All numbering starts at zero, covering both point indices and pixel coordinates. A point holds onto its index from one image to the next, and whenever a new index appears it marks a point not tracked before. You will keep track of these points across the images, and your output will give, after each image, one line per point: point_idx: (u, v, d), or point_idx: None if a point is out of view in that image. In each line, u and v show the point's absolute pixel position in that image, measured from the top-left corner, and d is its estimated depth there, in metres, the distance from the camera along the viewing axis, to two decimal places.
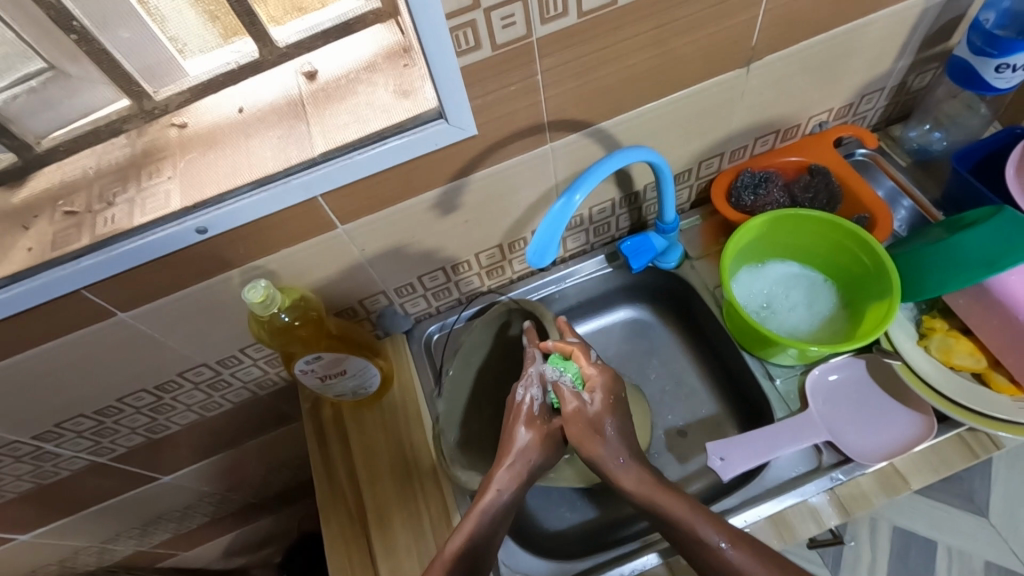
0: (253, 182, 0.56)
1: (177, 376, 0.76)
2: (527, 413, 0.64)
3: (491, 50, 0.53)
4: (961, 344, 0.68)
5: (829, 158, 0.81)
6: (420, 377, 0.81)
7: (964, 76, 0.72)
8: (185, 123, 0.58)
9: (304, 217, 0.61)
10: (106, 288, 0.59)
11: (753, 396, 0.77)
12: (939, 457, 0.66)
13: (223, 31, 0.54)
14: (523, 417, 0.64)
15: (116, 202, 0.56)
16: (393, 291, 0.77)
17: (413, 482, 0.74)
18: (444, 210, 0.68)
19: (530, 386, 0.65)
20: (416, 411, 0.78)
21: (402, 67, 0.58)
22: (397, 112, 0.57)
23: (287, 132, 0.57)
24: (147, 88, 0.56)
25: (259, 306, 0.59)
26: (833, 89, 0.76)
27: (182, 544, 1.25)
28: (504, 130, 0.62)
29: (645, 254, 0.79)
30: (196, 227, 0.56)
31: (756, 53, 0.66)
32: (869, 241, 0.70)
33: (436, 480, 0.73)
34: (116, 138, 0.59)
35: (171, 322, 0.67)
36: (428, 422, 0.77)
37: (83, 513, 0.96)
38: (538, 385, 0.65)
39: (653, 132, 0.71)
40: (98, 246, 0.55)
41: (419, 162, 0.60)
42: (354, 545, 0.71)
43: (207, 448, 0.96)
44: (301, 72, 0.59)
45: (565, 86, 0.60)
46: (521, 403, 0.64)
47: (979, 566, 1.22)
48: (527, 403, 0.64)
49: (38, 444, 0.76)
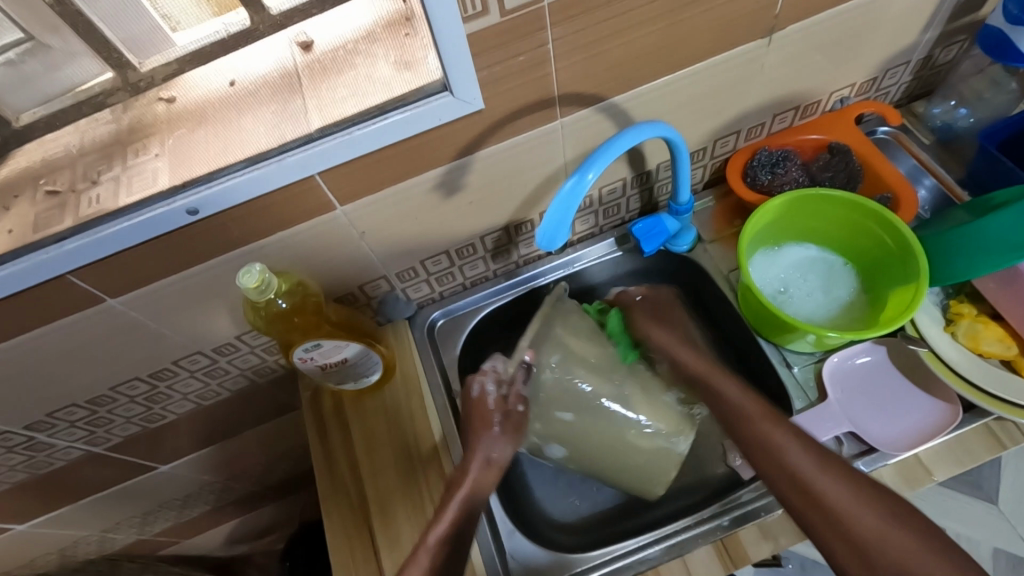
0: (245, 159, 0.53)
1: (172, 364, 0.73)
2: (480, 406, 0.69)
3: (498, 16, 0.49)
4: (990, 330, 0.65)
5: (850, 136, 0.77)
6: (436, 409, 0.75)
7: (996, 47, 0.68)
8: (173, 98, 0.55)
9: (300, 198, 0.57)
10: (94, 273, 0.56)
11: (767, 385, 0.74)
12: (964, 448, 0.63)
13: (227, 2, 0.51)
14: (484, 412, 0.69)
15: (101, 182, 0.53)
16: (394, 275, 0.74)
17: (425, 514, 0.69)
18: (448, 190, 0.65)
19: (488, 381, 0.69)
20: (431, 445, 0.73)
21: (403, 36, 0.54)
22: (397, 86, 0.54)
23: (282, 106, 0.54)
24: (130, 58, 0.52)
25: (254, 292, 0.56)
26: (857, 62, 0.72)
27: (184, 531, 1.24)
28: (511, 105, 0.58)
29: (658, 237, 0.75)
30: (187, 208, 0.52)
31: (778, 23, 0.62)
32: (896, 225, 0.67)
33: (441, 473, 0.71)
34: (99, 113, 0.55)
35: (164, 310, 0.64)
36: (444, 455, 0.72)
37: (80, 503, 0.94)
38: (490, 380, 0.69)
39: (667, 107, 0.67)
40: (82, 228, 0.52)
41: (422, 139, 0.57)
42: (357, 538, 0.69)
43: (206, 436, 0.93)
44: (296, 42, 0.55)
45: (576, 57, 0.56)
46: (476, 399, 0.69)
47: (987, 554, 1.21)
48: (482, 399, 0.69)
49: (30, 435, 0.74)
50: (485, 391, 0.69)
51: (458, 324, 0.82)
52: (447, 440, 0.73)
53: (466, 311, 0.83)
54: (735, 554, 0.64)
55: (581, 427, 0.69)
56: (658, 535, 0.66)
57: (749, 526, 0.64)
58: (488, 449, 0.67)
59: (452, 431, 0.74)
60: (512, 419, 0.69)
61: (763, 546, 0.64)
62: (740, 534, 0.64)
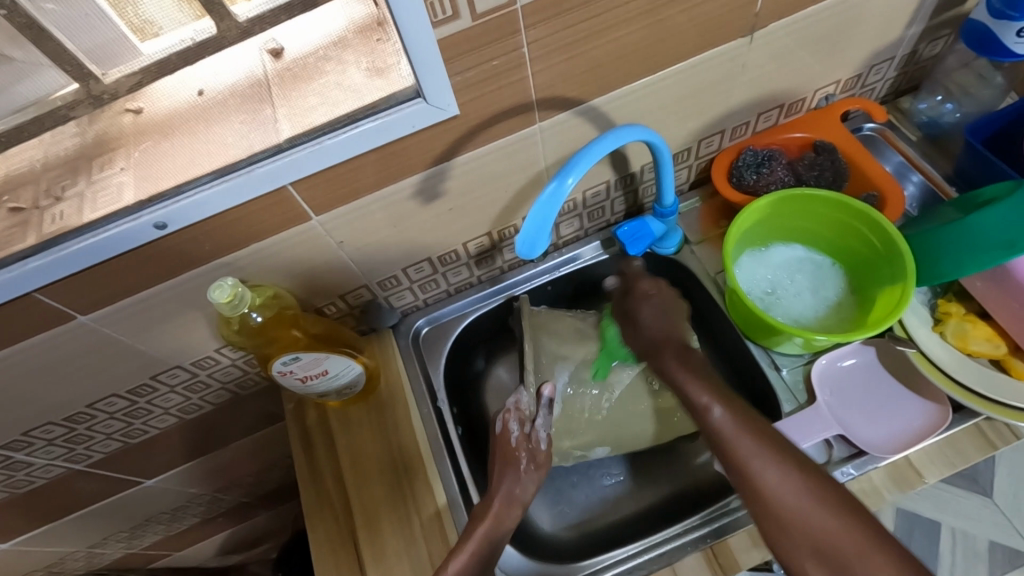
0: (213, 172, 0.52)
1: (151, 380, 0.71)
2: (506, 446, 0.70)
3: (469, 20, 0.48)
4: (978, 330, 0.64)
5: (836, 134, 0.76)
6: (439, 472, 0.71)
7: (980, 42, 0.67)
8: (140, 109, 0.53)
9: (274, 208, 0.56)
10: (61, 291, 0.54)
11: (756, 388, 0.74)
12: (955, 449, 0.62)
13: (199, 11, 0.48)
14: (507, 451, 0.69)
15: (65, 197, 0.51)
16: (377, 284, 0.73)
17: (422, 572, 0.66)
18: (427, 197, 0.63)
19: (511, 420, 0.70)
20: (433, 508, 0.68)
21: (376, 41, 0.53)
22: (368, 93, 0.52)
23: (251, 116, 0.53)
24: (93, 69, 0.49)
25: (227, 307, 0.55)
26: (841, 58, 0.71)
27: (174, 544, 1.22)
28: (488, 110, 0.57)
29: (643, 240, 0.74)
30: (154, 222, 0.51)
31: (759, 22, 0.61)
32: (881, 224, 0.66)
33: (431, 502, 0.69)
34: (64, 126, 0.52)
35: (138, 325, 0.63)
36: (449, 520, 0.68)
37: (64, 520, 0.93)
38: (514, 419, 0.70)
39: (649, 108, 0.66)
40: (46, 246, 0.51)
41: (397, 146, 0.56)
42: (341, 552, 0.68)
43: (191, 450, 0.92)
44: (266, 49, 0.54)
45: (553, 60, 0.55)
46: (500, 435, 0.70)
47: (983, 547, 1.21)
48: (508, 439, 0.70)
49: (7, 454, 0.72)
50: (508, 430, 0.70)
51: (444, 331, 0.81)
52: (434, 452, 0.72)
53: (452, 318, 0.82)
54: (725, 563, 0.62)
55: (620, 406, 0.75)
56: (647, 544, 0.65)
57: (737, 533, 0.63)
58: (510, 487, 0.67)
59: (457, 494, 0.70)
60: (536, 455, 0.70)
61: (754, 554, 0.62)
62: (729, 542, 0.63)
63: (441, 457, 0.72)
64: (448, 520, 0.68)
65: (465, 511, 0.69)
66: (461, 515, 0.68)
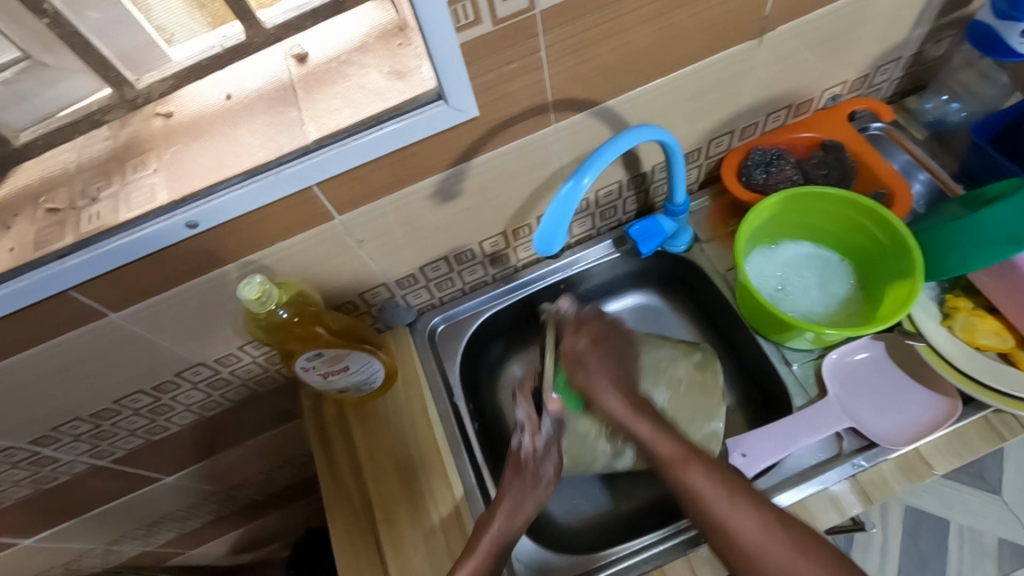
0: (244, 173, 0.53)
1: (175, 376, 0.73)
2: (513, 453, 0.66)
3: (491, 24, 0.50)
4: (986, 323, 0.65)
5: (844, 133, 0.77)
6: (458, 470, 0.72)
7: (985, 42, 0.68)
8: (170, 113, 0.55)
9: (299, 208, 0.58)
10: (95, 289, 0.56)
11: (766, 382, 0.75)
12: (962, 440, 0.64)
13: (216, 15, 0.52)
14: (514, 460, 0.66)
15: (100, 198, 0.53)
16: (394, 283, 0.75)
17: (439, 562, 0.67)
18: (444, 197, 0.65)
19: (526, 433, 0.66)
20: (452, 502, 0.70)
21: (397, 46, 0.55)
22: (391, 95, 0.54)
23: (278, 119, 0.54)
24: (126, 75, 0.52)
25: (255, 303, 0.57)
26: (848, 59, 0.73)
27: (188, 542, 1.24)
28: (506, 111, 0.59)
29: (655, 238, 0.76)
30: (186, 222, 0.53)
31: (768, 24, 0.63)
32: (889, 220, 0.68)
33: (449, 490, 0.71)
34: (97, 129, 0.55)
35: (167, 323, 0.64)
36: (466, 514, 0.69)
37: (85, 517, 0.94)
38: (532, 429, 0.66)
39: (662, 109, 0.68)
40: (82, 245, 0.52)
41: (417, 146, 0.57)
42: (362, 544, 0.69)
43: (209, 447, 0.94)
44: (291, 54, 0.56)
45: (568, 63, 0.57)
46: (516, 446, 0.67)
47: (991, 543, 1.21)
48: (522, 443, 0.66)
49: (35, 450, 0.74)
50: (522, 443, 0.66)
51: (458, 329, 0.83)
52: (451, 447, 0.73)
53: (466, 316, 0.83)
54: None
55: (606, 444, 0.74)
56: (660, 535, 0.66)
57: None
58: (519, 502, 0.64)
59: (474, 485, 0.72)
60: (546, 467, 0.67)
61: None
62: None
63: (459, 452, 0.73)
64: (466, 511, 0.69)
65: (481, 502, 0.71)
66: (478, 503, 0.70)
